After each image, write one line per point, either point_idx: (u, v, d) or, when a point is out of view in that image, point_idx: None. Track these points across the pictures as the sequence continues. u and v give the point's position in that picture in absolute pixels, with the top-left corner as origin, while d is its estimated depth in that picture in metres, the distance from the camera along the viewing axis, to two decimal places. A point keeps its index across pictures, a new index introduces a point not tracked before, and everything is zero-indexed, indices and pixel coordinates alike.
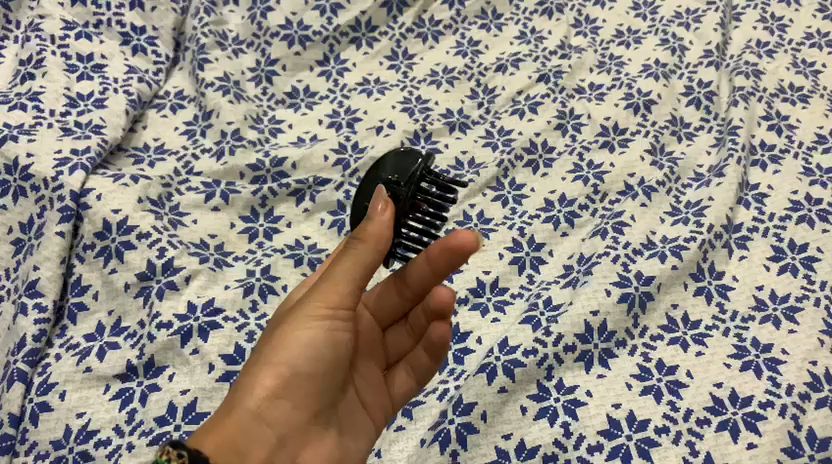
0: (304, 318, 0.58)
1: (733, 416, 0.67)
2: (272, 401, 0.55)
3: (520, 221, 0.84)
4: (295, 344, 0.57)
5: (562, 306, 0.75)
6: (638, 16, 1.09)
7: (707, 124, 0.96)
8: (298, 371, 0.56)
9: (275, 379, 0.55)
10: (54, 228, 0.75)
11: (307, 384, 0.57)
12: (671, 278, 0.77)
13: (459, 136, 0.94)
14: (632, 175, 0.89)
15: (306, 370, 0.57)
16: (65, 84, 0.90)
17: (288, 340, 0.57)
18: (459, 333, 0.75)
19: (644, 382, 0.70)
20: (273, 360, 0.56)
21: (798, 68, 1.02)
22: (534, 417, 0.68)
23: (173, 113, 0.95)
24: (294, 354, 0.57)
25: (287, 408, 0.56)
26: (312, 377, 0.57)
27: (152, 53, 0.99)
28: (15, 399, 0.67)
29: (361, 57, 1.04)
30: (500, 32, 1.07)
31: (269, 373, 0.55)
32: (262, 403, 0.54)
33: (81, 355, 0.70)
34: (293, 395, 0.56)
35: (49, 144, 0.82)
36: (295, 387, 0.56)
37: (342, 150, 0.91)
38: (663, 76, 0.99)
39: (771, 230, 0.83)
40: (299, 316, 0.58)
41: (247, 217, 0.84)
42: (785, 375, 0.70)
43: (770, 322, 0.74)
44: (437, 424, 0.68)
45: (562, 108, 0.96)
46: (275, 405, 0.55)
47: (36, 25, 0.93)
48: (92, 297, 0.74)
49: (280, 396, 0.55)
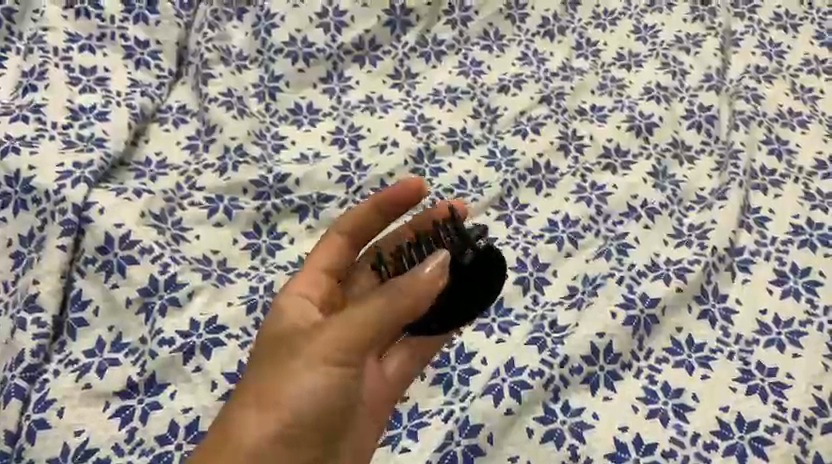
0: (300, 357, 0.58)
1: (740, 441, 0.68)
2: (274, 442, 0.56)
3: (525, 241, 0.84)
4: (293, 375, 0.57)
5: (568, 327, 0.74)
6: (638, 39, 1.10)
7: (708, 147, 0.96)
8: (302, 414, 0.57)
9: (278, 419, 0.57)
10: (55, 242, 0.74)
11: (312, 424, 0.58)
12: (677, 301, 0.77)
13: (463, 156, 0.95)
14: (635, 197, 0.89)
15: (310, 410, 0.57)
16: (67, 96, 0.90)
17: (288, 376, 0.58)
18: (464, 352, 0.73)
19: (650, 405, 0.70)
20: (274, 402, 0.57)
21: (797, 94, 1.03)
22: (540, 440, 0.68)
23: (175, 127, 0.94)
24: (296, 393, 0.57)
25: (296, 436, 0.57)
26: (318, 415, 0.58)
27: (155, 67, 0.97)
28: (12, 416, 0.66)
29: (365, 74, 1.04)
30: (502, 53, 1.07)
31: (272, 411, 0.57)
32: (263, 445, 0.56)
33: (80, 372, 0.69)
34: (295, 433, 0.57)
35: (51, 156, 0.81)
36: (301, 425, 0.57)
37: (346, 168, 0.91)
38: (665, 100, 1.01)
39: (774, 253, 0.83)
40: (301, 355, 0.58)
41: (250, 233, 0.83)
42: (791, 399, 0.70)
43: (775, 345, 0.75)
44: (444, 445, 0.67)
45: (565, 129, 0.97)
46: (277, 449, 0.57)
47: (39, 36, 0.94)
48: (92, 313, 0.73)
49: (280, 438, 0.57)
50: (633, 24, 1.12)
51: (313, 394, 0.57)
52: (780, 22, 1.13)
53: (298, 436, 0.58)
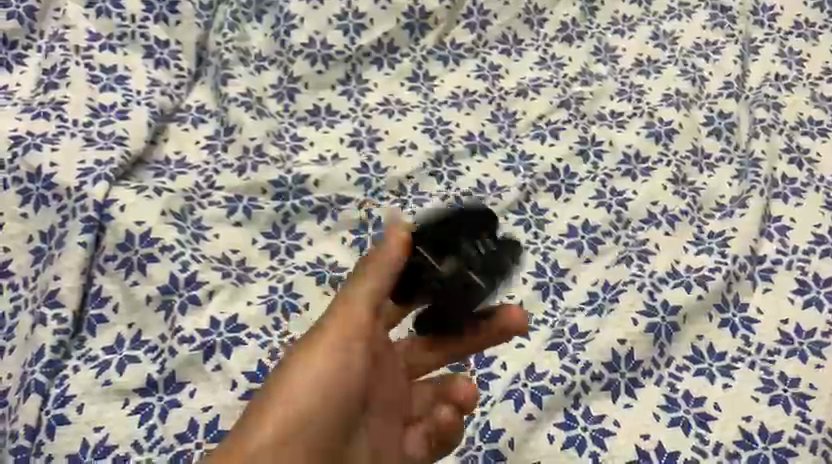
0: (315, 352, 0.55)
1: (763, 451, 0.67)
2: (279, 448, 0.52)
3: (543, 246, 0.84)
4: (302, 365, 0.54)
5: (589, 333, 0.73)
6: (657, 45, 1.10)
7: (727, 155, 0.96)
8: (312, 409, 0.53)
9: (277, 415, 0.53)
10: (75, 238, 0.74)
11: (323, 422, 0.54)
12: (697, 309, 0.76)
13: (481, 159, 0.95)
14: (654, 204, 0.89)
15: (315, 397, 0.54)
16: (88, 94, 0.90)
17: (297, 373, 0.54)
18: (484, 357, 0.72)
19: (670, 414, 0.68)
20: (284, 398, 0.53)
21: (818, 102, 1.02)
22: (560, 446, 0.66)
23: (194, 126, 0.94)
24: (299, 391, 0.53)
25: (307, 439, 0.53)
26: (329, 417, 0.54)
27: (174, 66, 0.98)
28: (32, 412, 0.65)
29: (382, 77, 1.04)
30: (520, 58, 1.08)
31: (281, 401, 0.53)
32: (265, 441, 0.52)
33: (100, 368, 0.69)
34: (305, 432, 0.53)
35: (72, 153, 0.82)
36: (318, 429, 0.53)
37: (364, 169, 0.91)
38: (684, 106, 1.01)
39: (795, 262, 0.82)
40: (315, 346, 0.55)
41: (269, 233, 0.83)
42: (814, 411, 0.69)
43: (797, 356, 0.74)
44: (464, 450, 0.65)
45: (584, 134, 0.98)
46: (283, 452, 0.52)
47: (60, 34, 0.94)
48: (112, 310, 0.72)
49: (284, 435, 0.52)
50: (652, 30, 1.12)
51: (330, 388, 0.54)
52: (800, 30, 1.12)
53: (306, 441, 0.53)
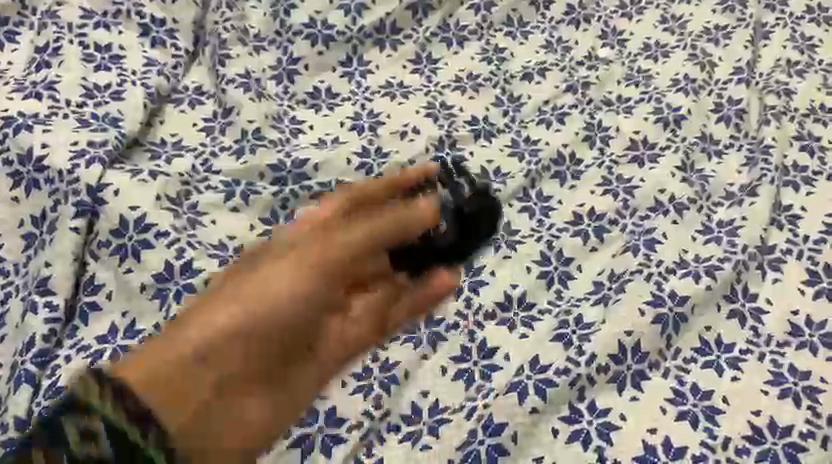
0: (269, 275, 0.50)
1: (773, 447, 0.65)
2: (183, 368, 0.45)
3: (548, 234, 0.82)
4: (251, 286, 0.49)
5: (595, 324, 0.71)
6: (666, 29, 1.08)
7: (737, 141, 0.94)
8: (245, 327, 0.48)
9: (195, 332, 0.46)
10: (67, 223, 0.72)
11: (260, 331, 0.48)
12: (705, 300, 0.74)
13: (485, 144, 0.93)
14: (662, 191, 0.87)
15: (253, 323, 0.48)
16: (82, 74, 0.88)
17: (246, 298, 0.49)
18: (486, 348, 0.71)
19: (678, 408, 0.66)
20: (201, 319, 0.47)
21: (830, 88, 1.00)
22: (565, 442, 0.64)
23: (191, 108, 0.92)
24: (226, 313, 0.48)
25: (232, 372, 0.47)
26: (264, 342, 0.48)
27: (171, 46, 0.95)
28: (23, 402, 0.64)
29: (385, 59, 1.02)
30: (526, 41, 1.06)
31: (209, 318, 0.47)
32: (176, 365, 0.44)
33: (93, 358, 0.67)
34: (223, 351, 0.46)
35: (65, 134, 0.79)
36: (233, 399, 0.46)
37: (365, 154, 0.89)
38: (693, 92, 0.99)
39: (806, 252, 0.81)
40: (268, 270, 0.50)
41: (267, 219, 0.81)
42: (825, 405, 0.67)
43: (807, 348, 0.72)
44: (466, 444, 0.63)
45: (590, 120, 0.96)
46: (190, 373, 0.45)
47: (53, 12, 0.92)
48: (106, 298, 0.71)
49: (204, 342, 0.46)
50: (661, 14, 1.10)
51: (269, 313, 0.49)
52: (813, 15, 1.10)
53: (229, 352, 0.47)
